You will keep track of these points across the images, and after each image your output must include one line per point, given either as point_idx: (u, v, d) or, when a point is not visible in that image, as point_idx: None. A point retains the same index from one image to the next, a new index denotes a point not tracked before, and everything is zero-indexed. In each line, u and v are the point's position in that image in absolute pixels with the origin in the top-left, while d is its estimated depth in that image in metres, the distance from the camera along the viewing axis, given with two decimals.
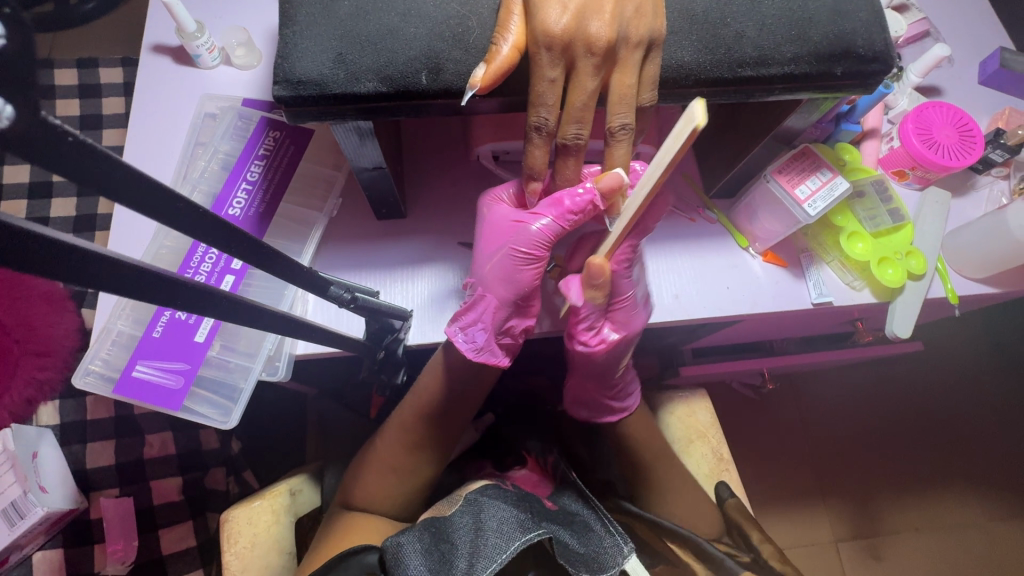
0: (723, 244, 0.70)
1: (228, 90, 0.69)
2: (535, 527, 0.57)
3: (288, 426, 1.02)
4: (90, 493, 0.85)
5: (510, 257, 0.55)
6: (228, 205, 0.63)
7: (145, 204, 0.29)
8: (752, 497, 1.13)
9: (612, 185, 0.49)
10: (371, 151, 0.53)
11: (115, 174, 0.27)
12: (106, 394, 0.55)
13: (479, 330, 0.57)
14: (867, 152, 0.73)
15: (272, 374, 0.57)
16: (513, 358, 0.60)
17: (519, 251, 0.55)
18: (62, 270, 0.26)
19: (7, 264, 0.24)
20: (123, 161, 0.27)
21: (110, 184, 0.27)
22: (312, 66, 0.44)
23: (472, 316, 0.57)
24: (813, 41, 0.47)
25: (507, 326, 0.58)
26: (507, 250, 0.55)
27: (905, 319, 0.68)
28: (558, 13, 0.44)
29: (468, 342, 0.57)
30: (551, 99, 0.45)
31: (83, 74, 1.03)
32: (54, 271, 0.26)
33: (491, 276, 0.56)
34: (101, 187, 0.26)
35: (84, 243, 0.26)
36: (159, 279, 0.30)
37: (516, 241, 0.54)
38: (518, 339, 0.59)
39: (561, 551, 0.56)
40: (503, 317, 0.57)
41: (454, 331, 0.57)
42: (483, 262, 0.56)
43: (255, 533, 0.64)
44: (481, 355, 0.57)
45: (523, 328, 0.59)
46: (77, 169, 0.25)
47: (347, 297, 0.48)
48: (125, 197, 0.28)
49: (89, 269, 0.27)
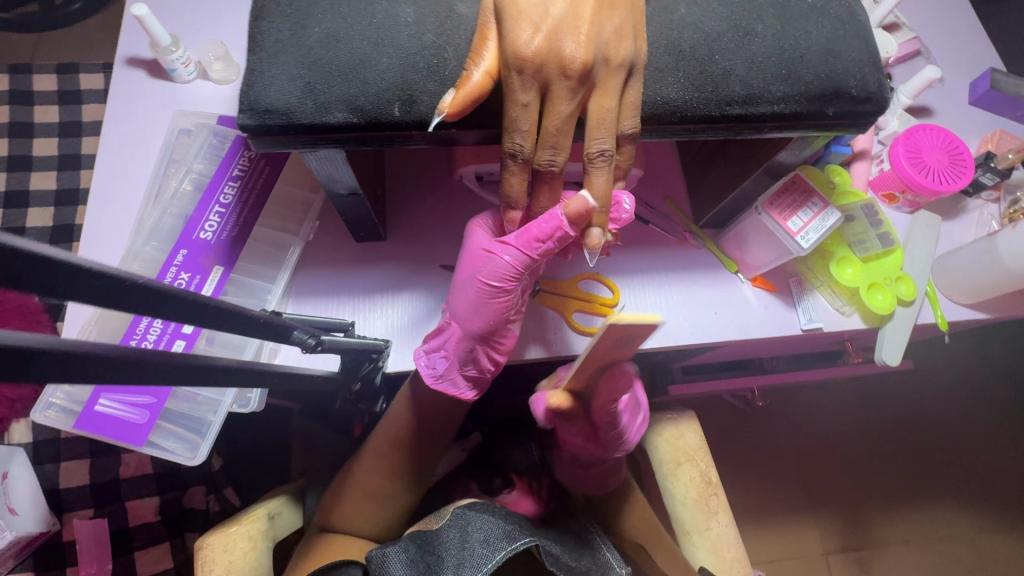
0: (713, 271, 0.69)
1: (203, 106, 0.66)
2: (521, 536, 0.56)
3: (269, 444, 1.00)
4: (62, 515, 0.82)
5: (477, 287, 0.53)
6: (199, 228, 0.60)
7: (104, 292, 0.27)
8: (741, 513, 1.11)
9: (578, 209, 0.46)
10: (346, 177, 0.51)
11: (65, 272, 0.25)
12: (66, 427, 0.53)
13: (440, 358, 0.56)
14: (857, 175, 0.71)
15: (243, 406, 0.56)
16: (479, 392, 0.60)
17: (485, 283, 0.53)
18: (45, 372, 0.25)
19: (11, 379, 0.24)
20: (64, 256, 0.25)
21: (68, 284, 0.25)
22: (279, 96, 0.42)
23: (436, 342, 0.57)
24: (803, 80, 0.46)
25: (472, 356, 0.57)
26: (474, 279, 0.54)
27: (894, 346, 0.66)
28: (530, 35, 0.42)
29: (428, 368, 0.57)
30: (526, 124, 0.43)
31: (62, 80, 1.00)
32: (10, 376, 0.24)
33: (456, 305, 0.55)
34: (50, 288, 0.24)
35: (51, 340, 0.25)
36: (139, 360, 0.29)
37: (482, 271, 0.53)
38: (483, 371, 0.58)
39: (554, 560, 0.56)
40: (465, 348, 0.56)
41: (420, 353, 0.58)
42: (455, 288, 0.56)
43: (230, 561, 0.61)
44: (443, 383, 0.57)
45: (489, 360, 0.58)
46: (29, 274, 0.23)
47: (312, 341, 0.45)
48: (84, 291, 0.26)
49: (40, 364, 0.24)
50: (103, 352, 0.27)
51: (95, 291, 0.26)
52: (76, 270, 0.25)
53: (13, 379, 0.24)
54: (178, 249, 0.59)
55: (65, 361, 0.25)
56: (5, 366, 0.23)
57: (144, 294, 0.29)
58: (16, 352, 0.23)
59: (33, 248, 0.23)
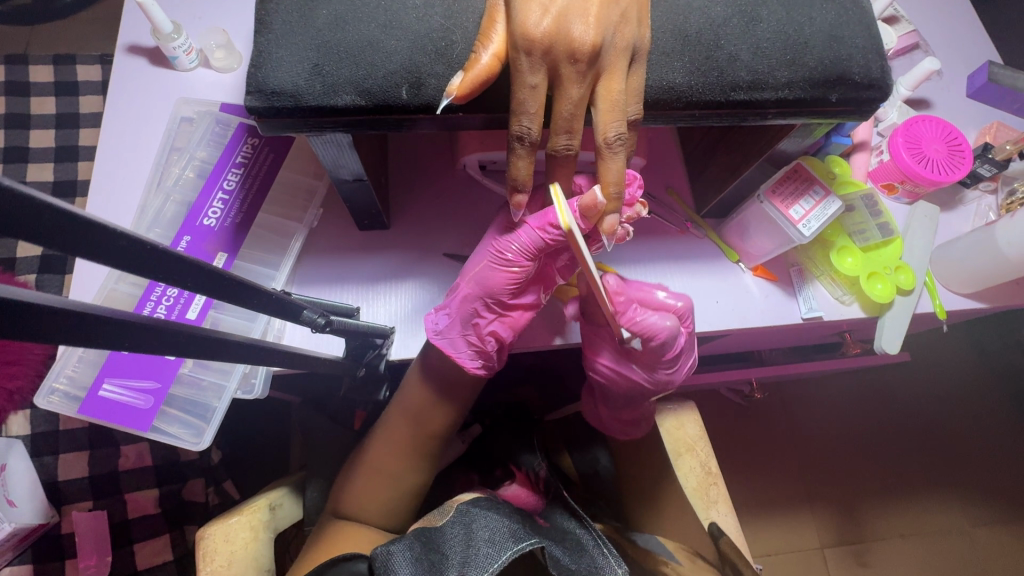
0: (714, 260, 0.69)
1: (205, 94, 0.66)
2: (528, 538, 0.55)
3: (269, 436, 1.00)
4: (61, 506, 0.82)
5: (491, 255, 0.56)
6: (203, 215, 0.60)
7: (122, 256, 0.27)
8: (738, 505, 1.12)
9: (588, 203, 0.47)
10: (352, 163, 0.51)
11: (85, 231, 0.25)
12: (70, 413, 0.53)
13: (444, 314, 0.58)
14: (856, 165, 0.72)
15: (247, 392, 0.56)
16: (474, 364, 0.59)
17: (499, 252, 0.55)
18: (53, 331, 0.25)
19: (15, 335, 0.24)
20: (92, 217, 0.25)
21: (88, 244, 0.25)
22: (287, 78, 0.42)
23: (446, 299, 0.59)
24: (808, 66, 0.46)
25: (473, 321, 0.58)
26: (491, 247, 0.56)
27: (894, 335, 0.67)
28: (538, 16, 0.42)
29: (431, 322, 0.58)
30: (533, 106, 0.43)
31: (58, 71, 0.99)
32: (27, 332, 0.24)
33: (469, 269, 0.58)
34: (69, 246, 0.25)
35: (62, 300, 0.25)
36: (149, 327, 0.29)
37: (499, 240, 0.56)
38: (482, 341, 0.58)
39: (554, 562, 0.53)
40: (469, 309, 0.57)
41: (430, 312, 0.60)
42: (473, 257, 0.59)
43: (232, 550, 0.61)
44: (440, 339, 0.58)
45: (489, 331, 0.58)
46: (49, 230, 0.23)
47: (322, 321, 0.45)
48: (101, 252, 0.26)
49: (55, 322, 0.25)
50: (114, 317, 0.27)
51: (117, 253, 0.27)
52: (100, 231, 0.26)
53: (19, 336, 0.24)
54: (182, 236, 0.59)
55: (74, 322, 0.25)
56: (14, 322, 0.23)
57: (160, 262, 0.29)
58: (25, 309, 0.23)
59: (62, 206, 0.24)
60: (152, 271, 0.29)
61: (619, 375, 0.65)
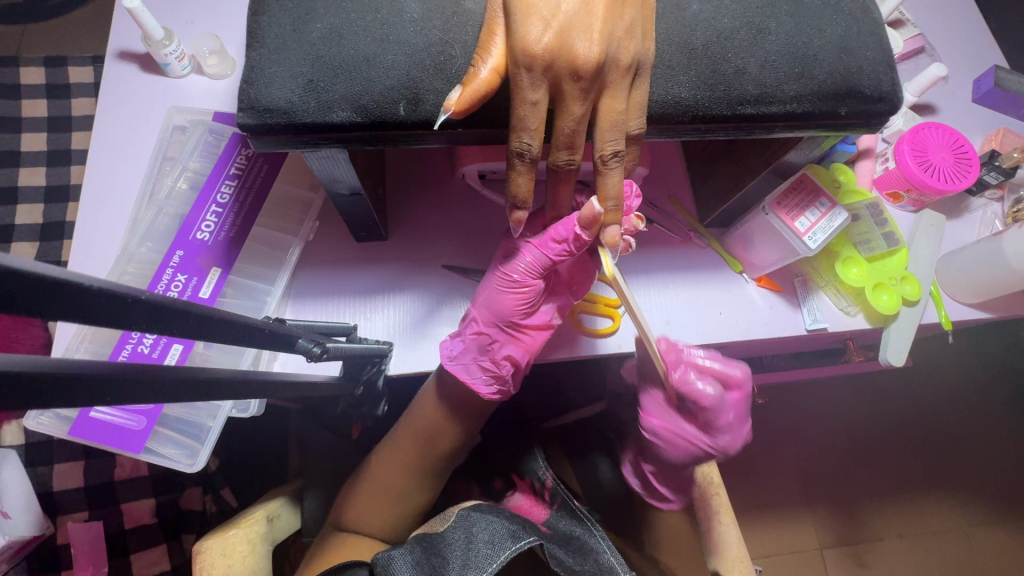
0: (718, 271, 0.68)
1: (197, 102, 0.65)
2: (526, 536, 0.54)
3: (266, 443, 0.98)
4: (57, 518, 0.81)
5: (499, 278, 0.56)
6: (196, 229, 0.59)
7: (99, 312, 0.25)
8: (739, 508, 1.12)
9: (588, 215, 0.47)
10: (348, 178, 0.50)
11: (57, 290, 0.23)
12: (60, 435, 0.52)
13: (460, 342, 0.58)
14: (861, 173, 0.71)
15: (242, 411, 0.55)
16: (495, 390, 0.58)
17: (506, 274, 0.56)
18: (35, 398, 0.23)
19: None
20: (63, 273, 0.23)
21: (67, 303, 0.24)
22: (280, 95, 0.40)
23: (461, 327, 0.59)
24: (817, 79, 0.45)
25: (490, 347, 0.57)
26: (497, 271, 0.56)
27: (899, 346, 0.66)
28: (540, 31, 0.40)
29: (446, 349, 0.58)
30: (534, 123, 0.42)
31: (50, 73, 0.97)
32: (10, 404, 0.22)
33: (479, 293, 0.58)
34: (42, 309, 0.23)
35: (41, 361, 0.23)
36: (136, 380, 0.27)
37: (504, 264, 0.56)
38: (500, 366, 0.57)
39: (557, 562, 0.53)
40: (485, 336, 0.57)
41: (445, 339, 0.60)
42: (483, 281, 0.59)
43: (229, 564, 0.58)
44: (455, 365, 0.58)
45: (506, 354, 0.58)
46: (17, 294, 0.22)
47: (318, 349, 0.43)
48: (78, 308, 0.24)
49: (40, 390, 0.23)
50: (95, 374, 0.25)
51: (96, 309, 0.25)
52: (79, 290, 0.24)
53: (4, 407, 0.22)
54: (174, 251, 0.58)
55: (59, 385, 0.24)
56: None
57: (141, 310, 0.27)
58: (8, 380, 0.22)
59: (35, 269, 0.22)
60: (133, 322, 0.27)
61: (672, 438, 0.64)
